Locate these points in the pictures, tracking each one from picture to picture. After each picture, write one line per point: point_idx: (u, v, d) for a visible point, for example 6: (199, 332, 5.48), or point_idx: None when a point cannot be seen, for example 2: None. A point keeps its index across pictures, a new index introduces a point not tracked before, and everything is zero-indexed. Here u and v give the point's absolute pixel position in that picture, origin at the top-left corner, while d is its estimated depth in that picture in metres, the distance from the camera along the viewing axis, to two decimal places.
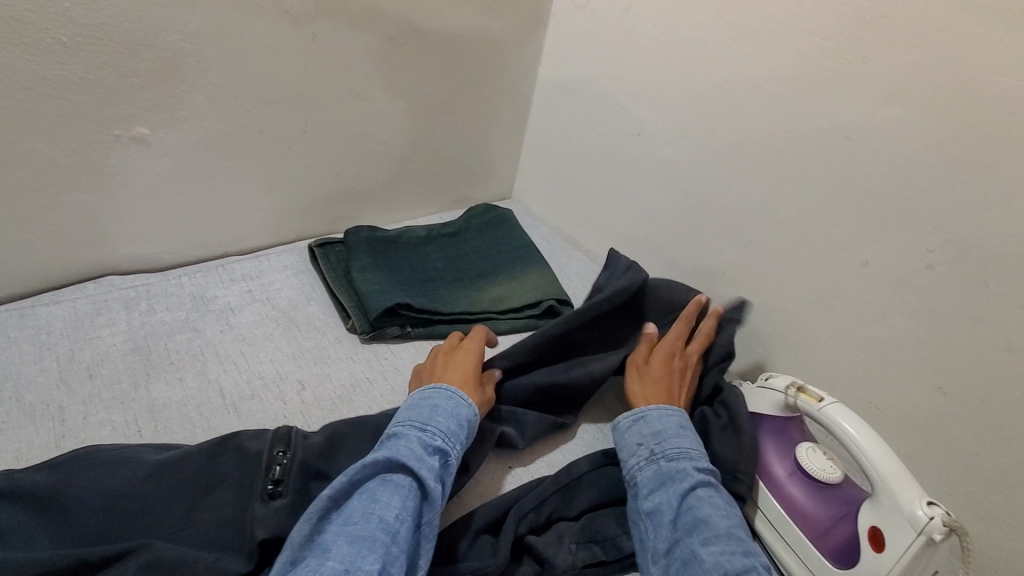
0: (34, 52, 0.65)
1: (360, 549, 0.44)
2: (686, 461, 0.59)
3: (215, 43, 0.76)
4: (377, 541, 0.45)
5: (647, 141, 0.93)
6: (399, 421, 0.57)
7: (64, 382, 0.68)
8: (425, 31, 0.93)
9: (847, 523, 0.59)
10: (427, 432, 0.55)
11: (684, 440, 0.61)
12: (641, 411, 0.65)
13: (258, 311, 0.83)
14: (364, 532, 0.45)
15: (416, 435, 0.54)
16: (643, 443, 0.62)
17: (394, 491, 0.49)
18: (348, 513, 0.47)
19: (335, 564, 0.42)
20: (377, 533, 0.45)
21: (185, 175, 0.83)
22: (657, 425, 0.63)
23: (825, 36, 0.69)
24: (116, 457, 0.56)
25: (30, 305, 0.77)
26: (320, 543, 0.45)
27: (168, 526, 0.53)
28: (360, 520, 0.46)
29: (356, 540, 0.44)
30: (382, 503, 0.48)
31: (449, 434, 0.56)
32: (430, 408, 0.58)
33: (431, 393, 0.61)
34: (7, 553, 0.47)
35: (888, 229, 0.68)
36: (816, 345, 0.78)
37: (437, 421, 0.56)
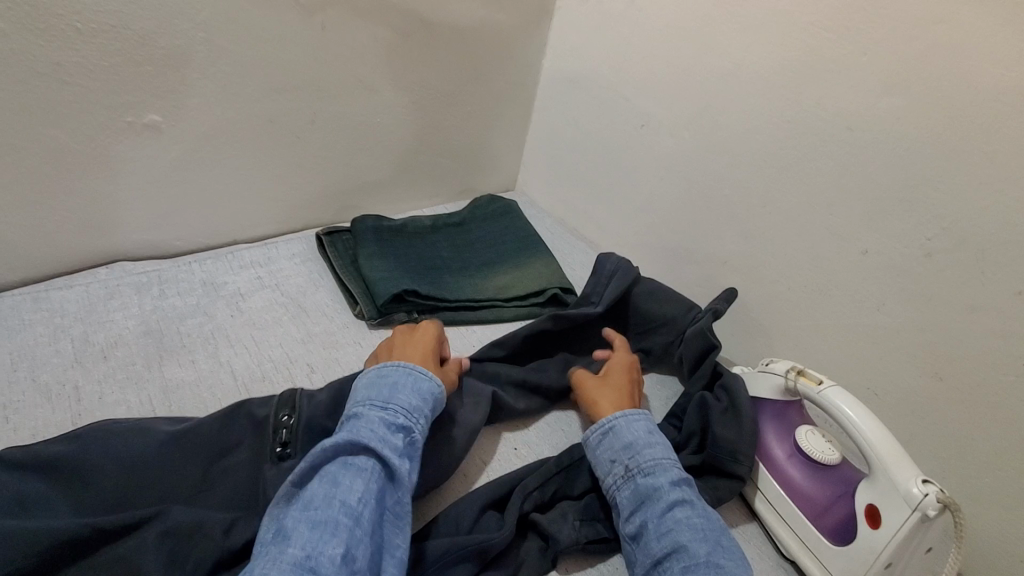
0: (50, 39, 0.66)
1: (322, 535, 0.44)
2: (662, 474, 0.57)
3: (227, 32, 0.77)
4: (340, 526, 0.45)
5: (650, 132, 0.95)
6: (358, 402, 0.56)
7: (79, 363, 0.69)
8: (432, 23, 0.94)
9: (844, 503, 0.60)
10: (389, 412, 0.54)
11: (659, 448, 0.60)
12: (610, 422, 0.62)
13: (267, 297, 0.85)
14: (326, 517, 0.45)
15: (375, 417, 0.53)
16: (618, 459, 0.60)
17: (356, 474, 0.48)
18: (310, 497, 0.47)
19: (296, 551, 0.42)
20: (339, 517, 0.45)
21: (196, 163, 0.84)
22: (628, 436, 0.61)
23: (827, 28, 0.70)
24: (132, 427, 0.57)
25: (44, 289, 0.78)
26: (281, 527, 0.45)
27: (184, 495, 0.55)
28: (321, 505, 0.46)
29: (317, 526, 0.44)
30: (344, 487, 0.47)
31: (412, 410, 0.56)
32: (392, 385, 0.58)
33: (393, 367, 0.60)
34: (30, 521, 0.48)
35: (888, 218, 0.69)
36: (815, 332, 0.79)
37: (400, 398, 0.56)
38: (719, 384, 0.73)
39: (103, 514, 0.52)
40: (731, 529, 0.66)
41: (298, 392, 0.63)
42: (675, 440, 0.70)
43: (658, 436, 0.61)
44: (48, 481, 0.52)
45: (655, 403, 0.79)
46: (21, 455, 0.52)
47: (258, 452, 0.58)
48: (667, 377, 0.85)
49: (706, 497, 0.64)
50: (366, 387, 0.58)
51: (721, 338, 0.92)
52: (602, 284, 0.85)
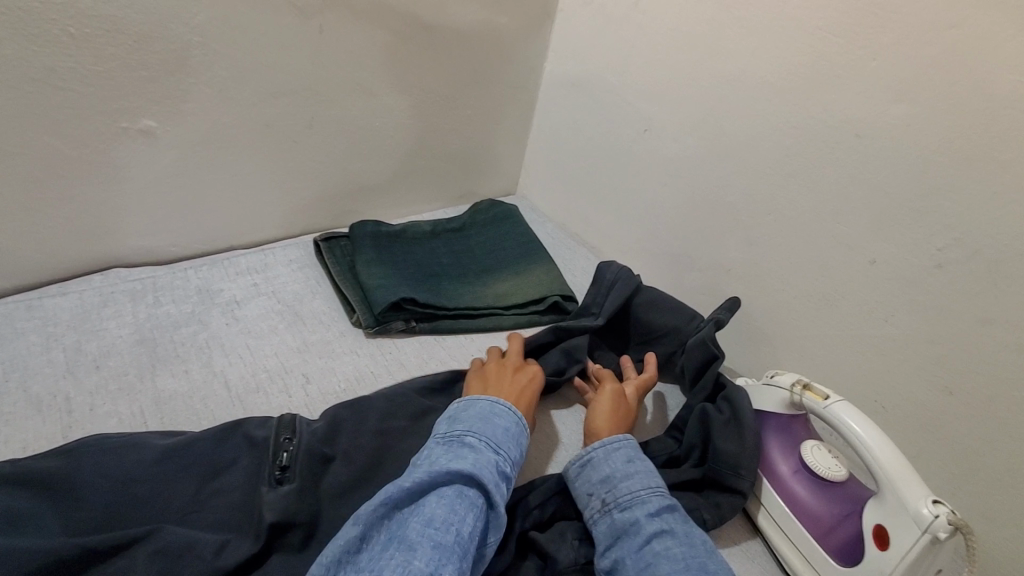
0: (41, 44, 0.65)
1: (441, 558, 0.43)
2: (640, 506, 0.56)
3: (222, 36, 0.76)
4: (456, 553, 0.45)
5: (654, 137, 0.93)
6: (470, 431, 0.55)
7: (71, 373, 0.68)
8: (432, 26, 0.93)
9: (851, 522, 0.59)
10: (500, 456, 0.54)
11: (637, 478, 0.58)
12: (588, 454, 0.61)
13: (263, 305, 0.84)
14: (446, 542, 0.45)
15: (490, 457, 0.53)
16: (596, 493, 0.59)
17: (472, 507, 0.48)
18: (431, 513, 0.46)
19: (422, 567, 0.42)
20: (455, 546, 0.45)
21: (192, 168, 0.83)
22: (606, 468, 0.60)
23: (836, 32, 0.68)
24: (123, 443, 0.56)
25: (37, 297, 0.77)
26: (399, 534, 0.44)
27: (175, 508, 0.53)
28: (442, 527, 0.45)
29: (439, 547, 0.44)
30: (462, 516, 0.47)
31: (513, 460, 0.56)
32: (504, 430, 0.57)
33: (502, 411, 0.60)
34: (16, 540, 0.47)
35: (897, 227, 0.67)
36: (821, 343, 0.77)
37: (508, 445, 0.56)
38: (721, 395, 0.71)
39: (90, 532, 0.50)
40: (734, 546, 0.64)
41: (298, 417, 0.63)
42: (676, 453, 0.69)
43: (639, 464, 0.60)
44: (35, 497, 0.50)
45: (656, 414, 0.78)
46: (9, 470, 0.51)
47: (255, 474, 0.57)
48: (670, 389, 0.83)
49: (707, 513, 0.62)
50: (479, 419, 0.57)
51: (725, 347, 0.91)
52: (603, 294, 0.84)
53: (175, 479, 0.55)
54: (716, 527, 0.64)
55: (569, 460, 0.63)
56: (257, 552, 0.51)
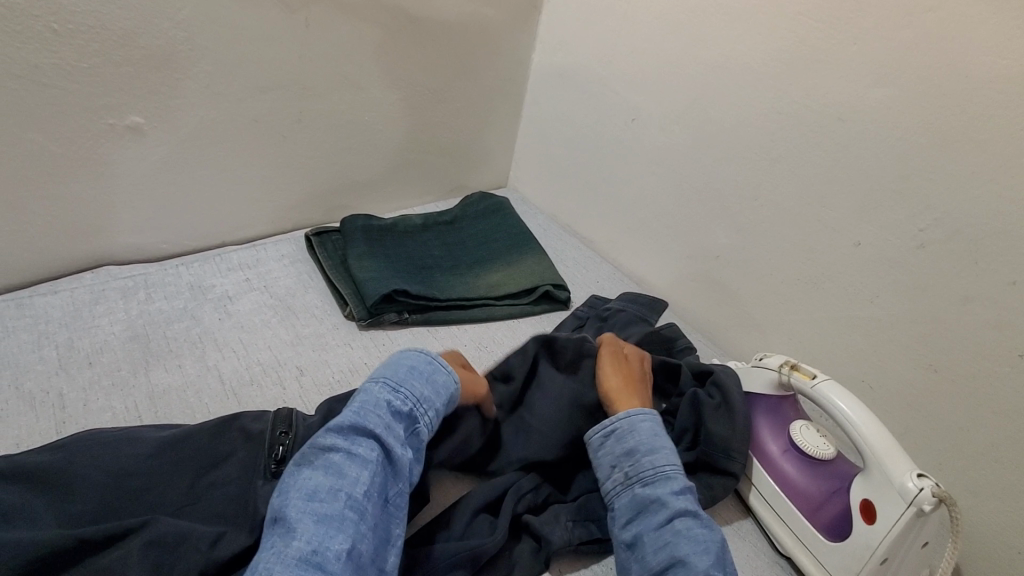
0: (25, 40, 0.65)
1: (328, 529, 0.46)
2: (663, 484, 0.56)
3: (208, 31, 0.76)
4: (346, 520, 0.47)
5: (640, 127, 0.94)
6: (371, 381, 0.58)
7: (64, 370, 0.68)
8: (419, 18, 0.93)
9: (839, 498, 0.60)
10: (399, 397, 0.56)
11: (662, 453, 0.59)
12: (612, 425, 0.61)
13: (255, 299, 0.84)
14: (333, 511, 0.47)
15: (385, 401, 0.55)
16: (619, 465, 0.59)
17: (363, 464, 0.51)
18: (317, 484, 0.49)
19: (303, 546, 0.45)
20: (345, 512, 0.48)
21: (180, 164, 0.83)
22: (631, 441, 0.60)
23: (818, 17, 0.69)
24: (118, 437, 0.57)
25: (27, 295, 0.77)
26: (283, 514, 0.47)
27: (171, 501, 0.54)
28: (326, 498, 0.48)
29: (324, 520, 0.47)
30: (349, 479, 0.49)
31: (419, 401, 0.57)
32: (405, 370, 0.59)
33: (411, 353, 0.62)
34: (10, 531, 0.47)
35: (879, 208, 0.68)
36: (809, 325, 0.79)
37: (413, 385, 0.58)
38: (709, 379, 0.71)
39: (88, 522, 0.51)
40: (726, 525, 0.65)
41: (293, 411, 0.63)
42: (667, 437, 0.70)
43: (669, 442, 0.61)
44: (29, 491, 0.51)
45: None
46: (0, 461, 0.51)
47: (252, 465, 0.58)
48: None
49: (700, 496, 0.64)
50: (383, 365, 0.60)
51: (717, 332, 0.92)
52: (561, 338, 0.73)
53: (172, 469, 0.56)
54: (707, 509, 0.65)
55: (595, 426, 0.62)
56: (253, 543, 0.52)
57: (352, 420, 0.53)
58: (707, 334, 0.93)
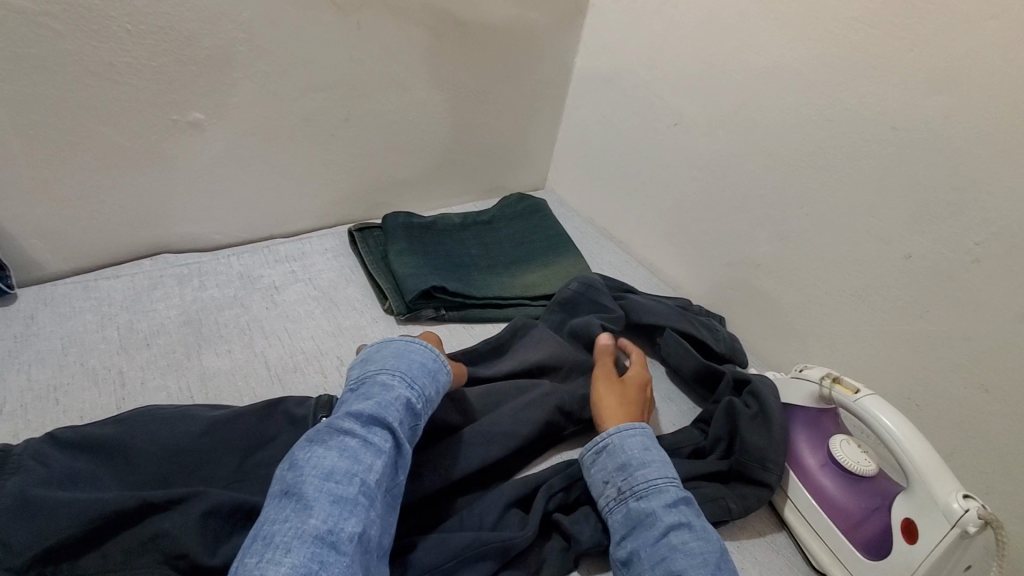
0: (102, 40, 0.70)
1: (342, 511, 0.47)
2: (656, 497, 0.56)
3: (267, 33, 0.79)
4: (359, 505, 0.48)
5: (683, 131, 0.93)
6: (385, 370, 0.58)
7: (124, 350, 0.73)
8: (466, 21, 0.94)
9: (880, 516, 0.58)
10: (412, 392, 0.58)
11: (654, 467, 0.59)
12: (603, 441, 0.61)
13: (301, 291, 0.87)
14: (347, 495, 0.48)
15: (399, 394, 0.56)
16: (612, 480, 0.59)
17: (375, 455, 0.51)
18: (331, 466, 0.49)
19: (319, 524, 0.45)
20: (359, 496, 0.48)
21: (236, 159, 0.87)
22: (623, 456, 0.60)
23: (873, 23, 0.67)
24: (173, 415, 0.60)
25: (93, 278, 0.82)
26: (298, 490, 0.47)
27: (220, 477, 0.57)
28: (342, 481, 0.48)
29: (339, 501, 0.47)
30: (364, 465, 0.50)
31: (426, 399, 0.59)
32: (419, 365, 0.60)
33: (420, 348, 0.63)
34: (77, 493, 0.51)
35: (933, 221, 0.66)
36: (852, 338, 0.77)
37: (420, 382, 0.59)
38: (747, 389, 0.71)
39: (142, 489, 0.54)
40: (760, 538, 0.64)
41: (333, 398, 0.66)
42: (701, 445, 0.69)
43: (657, 451, 0.61)
44: (94, 459, 0.55)
45: (676, 411, 0.78)
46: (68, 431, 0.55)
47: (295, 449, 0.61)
48: (681, 393, 0.81)
49: (734, 505, 0.62)
50: (394, 355, 0.60)
51: (755, 341, 0.90)
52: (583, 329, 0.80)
53: (224, 447, 0.59)
54: (741, 520, 0.64)
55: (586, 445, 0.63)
56: None
57: (371, 409, 0.54)
58: (745, 343, 0.92)
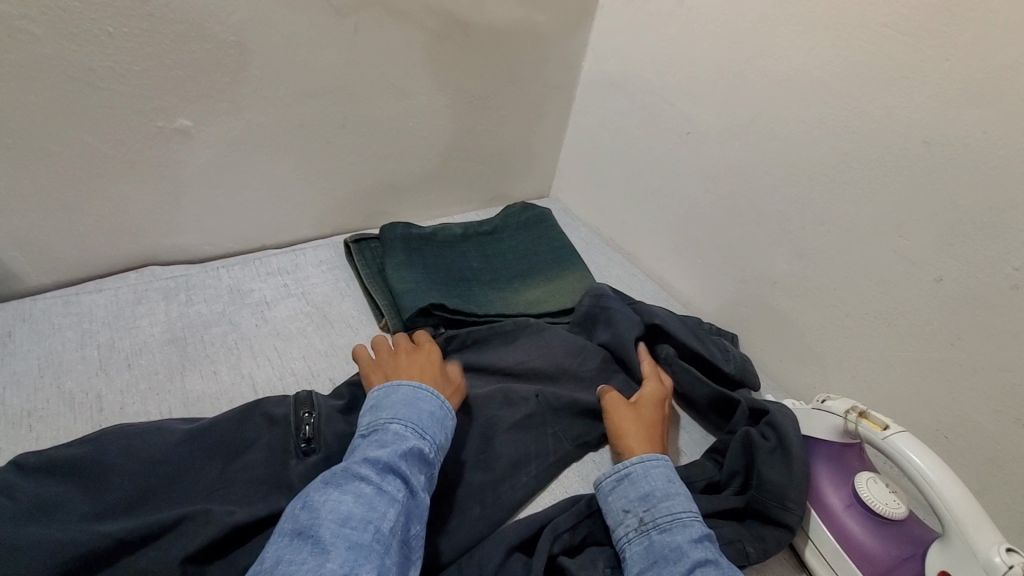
0: (80, 43, 0.65)
1: (359, 557, 0.43)
2: (682, 530, 0.53)
3: (258, 35, 0.75)
4: (375, 552, 0.44)
5: (696, 140, 0.89)
6: (398, 416, 0.55)
7: (103, 371, 0.69)
8: (469, 23, 0.90)
9: (911, 565, 0.54)
10: (427, 440, 0.55)
11: (678, 500, 0.55)
12: (626, 468, 0.58)
13: (293, 306, 0.83)
14: (364, 541, 0.44)
15: (414, 442, 0.53)
16: (632, 510, 0.56)
17: (391, 502, 0.48)
18: (350, 510, 0.45)
19: (335, 568, 0.41)
20: (375, 543, 0.44)
21: (226, 167, 0.83)
22: (646, 486, 0.57)
23: (906, 30, 0.62)
24: (148, 427, 0.57)
25: (74, 293, 0.78)
26: (313, 534, 0.43)
27: (203, 485, 0.55)
28: (358, 526, 0.45)
29: (355, 546, 0.43)
30: (380, 512, 0.46)
31: (440, 447, 0.56)
32: (429, 414, 0.57)
33: (429, 395, 0.58)
34: (41, 531, 0.47)
35: (967, 243, 0.62)
36: (875, 364, 0.72)
37: (435, 431, 0.56)
38: (764, 419, 0.66)
39: (123, 512, 0.51)
40: None
41: (314, 393, 0.63)
42: (715, 479, 0.65)
43: (679, 485, 0.58)
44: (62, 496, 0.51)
45: (686, 440, 0.73)
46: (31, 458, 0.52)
47: (280, 485, 0.56)
48: (693, 420, 0.77)
49: (752, 548, 0.58)
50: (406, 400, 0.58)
51: (770, 362, 0.86)
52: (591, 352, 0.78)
53: (205, 480, 0.55)
54: (759, 563, 0.60)
55: (605, 474, 0.59)
56: None
57: (388, 455, 0.51)
58: (759, 364, 0.88)
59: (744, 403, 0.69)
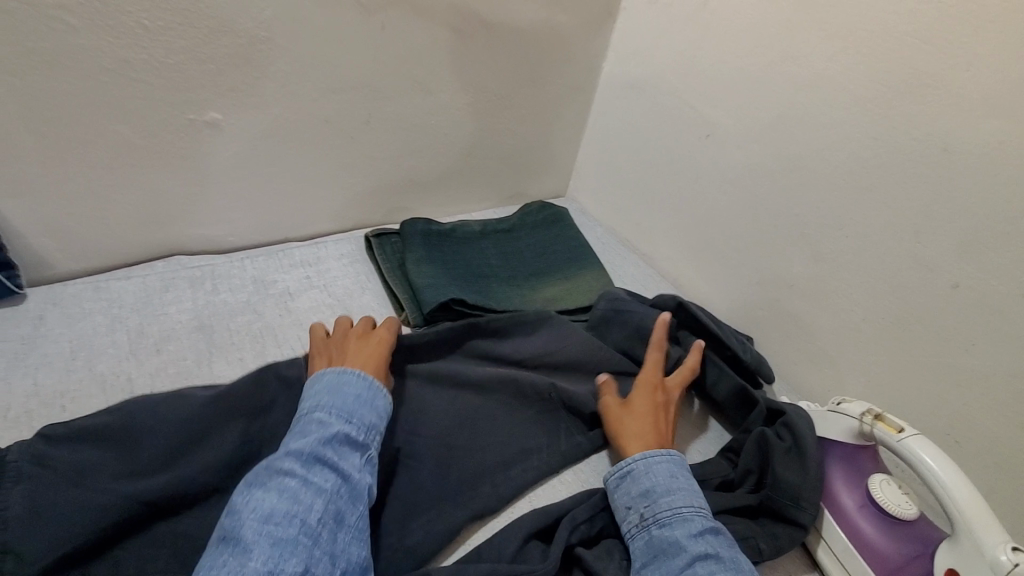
0: (117, 35, 0.67)
1: (282, 553, 0.44)
2: (682, 525, 0.54)
3: (288, 30, 0.76)
4: (301, 545, 0.45)
5: (716, 143, 0.90)
6: (322, 406, 0.57)
7: (133, 355, 0.71)
8: (493, 23, 0.91)
9: (921, 564, 0.56)
10: (353, 424, 0.56)
11: (679, 495, 0.57)
12: (627, 466, 0.60)
13: (315, 298, 0.85)
14: (287, 536, 0.45)
15: (339, 428, 0.55)
16: (634, 506, 0.57)
17: (318, 492, 0.49)
18: (272, 508, 0.47)
19: (258, 567, 0.43)
20: (300, 536, 0.46)
21: (252, 160, 0.84)
22: (647, 482, 0.58)
23: (930, 39, 0.63)
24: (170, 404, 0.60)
25: (104, 279, 0.80)
26: (235, 536, 0.45)
27: None
28: (281, 521, 0.46)
29: (279, 543, 0.45)
30: (305, 504, 0.48)
31: (371, 427, 0.58)
32: (355, 397, 0.59)
33: (354, 377, 0.61)
34: (78, 502, 0.50)
35: (983, 251, 0.63)
36: (889, 369, 0.73)
37: (363, 413, 0.58)
38: (780, 419, 0.67)
39: None
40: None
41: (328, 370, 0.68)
42: (729, 477, 0.66)
43: (683, 478, 0.59)
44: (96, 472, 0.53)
45: (700, 439, 0.75)
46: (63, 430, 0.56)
47: None
48: (709, 419, 0.78)
49: (765, 545, 0.59)
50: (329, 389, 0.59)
51: (784, 364, 0.87)
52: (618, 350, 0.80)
53: None
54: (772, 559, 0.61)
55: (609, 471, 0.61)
56: None
57: (312, 446, 0.52)
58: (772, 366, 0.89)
59: (763, 401, 0.70)
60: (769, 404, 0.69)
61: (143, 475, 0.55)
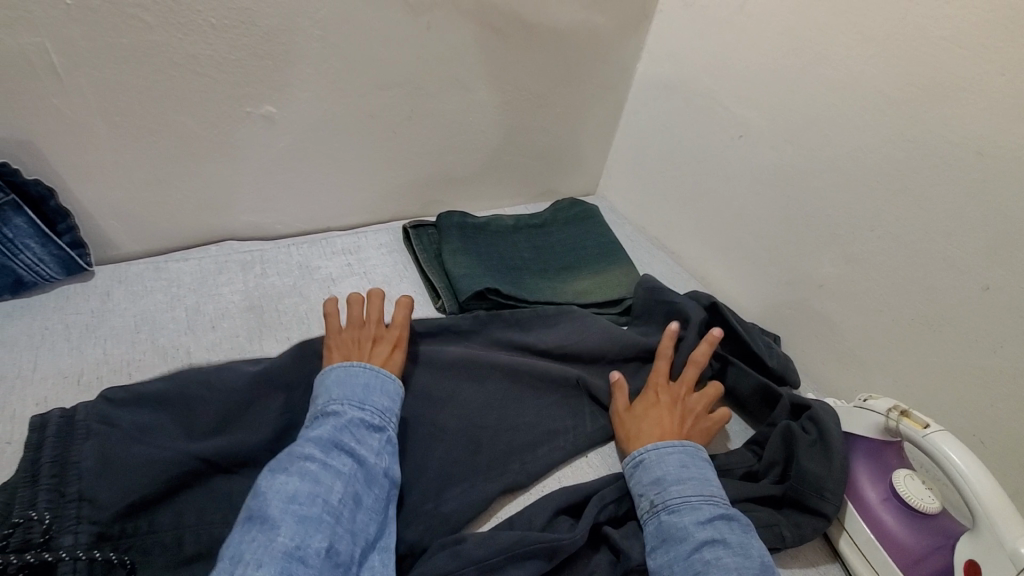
0: (186, 32, 0.72)
1: (308, 529, 0.47)
2: (689, 512, 0.56)
3: (340, 30, 0.81)
4: (324, 522, 0.48)
5: (748, 144, 0.91)
6: (334, 397, 0.59)
7: (191, 330, 0.76)
8: (532, 24, 0.95)
9: (942, 556, 0.57)
10: (366, 411, 0.59)
11: (689, 484, 0.59)
12: (640, 456, 0.62)
13: (356, 284, 0.89)
14: (312, 514, 0.48)
15: (352, 415, 0.57)
16: (645, 493, 0.60)
17: (338, 475, 0.52)
18: (296, 489, 0.49)
19: (286, 541, 0.46)
20: (324, 514, 0.49)
21: (301, 152, 0.89)
22: (659, 471, 0.60)
23: (968, 43, 0.64)
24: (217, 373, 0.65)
25: (163, 260, 0.86)
26: (262, 513, 0.47)
27: None
28: (305, 501, 0.49)
29: (304, 520, 0.47)
30: (327, 486, 0.51)
31: (384, 413, 0.60)
32: (364, 385, 0.61)
33: (360, 368, 0.63)
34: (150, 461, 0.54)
35: (1015, 254, 0.63)
36: (916, 368, 0.74)
37: (375, 400, 0.60)
38: (806, 414, 0.69)
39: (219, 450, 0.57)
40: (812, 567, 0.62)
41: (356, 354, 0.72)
42: (754, 468, 0.68)
43: (695, 468, 0.61)
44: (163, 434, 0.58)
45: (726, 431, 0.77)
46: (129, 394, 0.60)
47: None
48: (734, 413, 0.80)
49: (787, 532, 0.61)
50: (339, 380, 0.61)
51: (810, 363, 0.88)
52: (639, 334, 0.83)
53: None
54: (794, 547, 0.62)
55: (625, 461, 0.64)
56: None
57: (330, 434, 0.55)
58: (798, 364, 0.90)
59: (789, 394, 0.72)
60: (795, 399, 0.71)
61: (202, 440, 0.60)
